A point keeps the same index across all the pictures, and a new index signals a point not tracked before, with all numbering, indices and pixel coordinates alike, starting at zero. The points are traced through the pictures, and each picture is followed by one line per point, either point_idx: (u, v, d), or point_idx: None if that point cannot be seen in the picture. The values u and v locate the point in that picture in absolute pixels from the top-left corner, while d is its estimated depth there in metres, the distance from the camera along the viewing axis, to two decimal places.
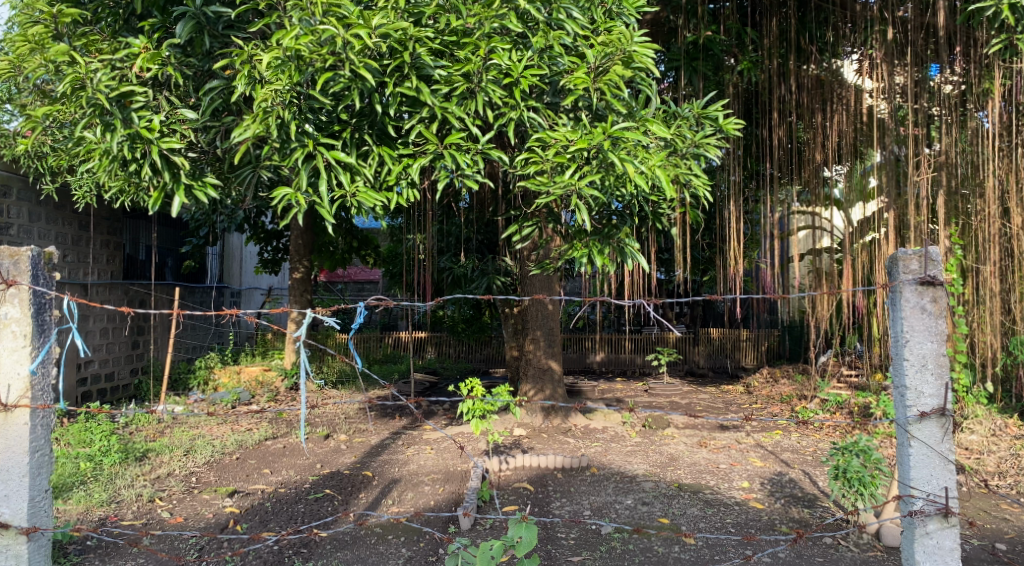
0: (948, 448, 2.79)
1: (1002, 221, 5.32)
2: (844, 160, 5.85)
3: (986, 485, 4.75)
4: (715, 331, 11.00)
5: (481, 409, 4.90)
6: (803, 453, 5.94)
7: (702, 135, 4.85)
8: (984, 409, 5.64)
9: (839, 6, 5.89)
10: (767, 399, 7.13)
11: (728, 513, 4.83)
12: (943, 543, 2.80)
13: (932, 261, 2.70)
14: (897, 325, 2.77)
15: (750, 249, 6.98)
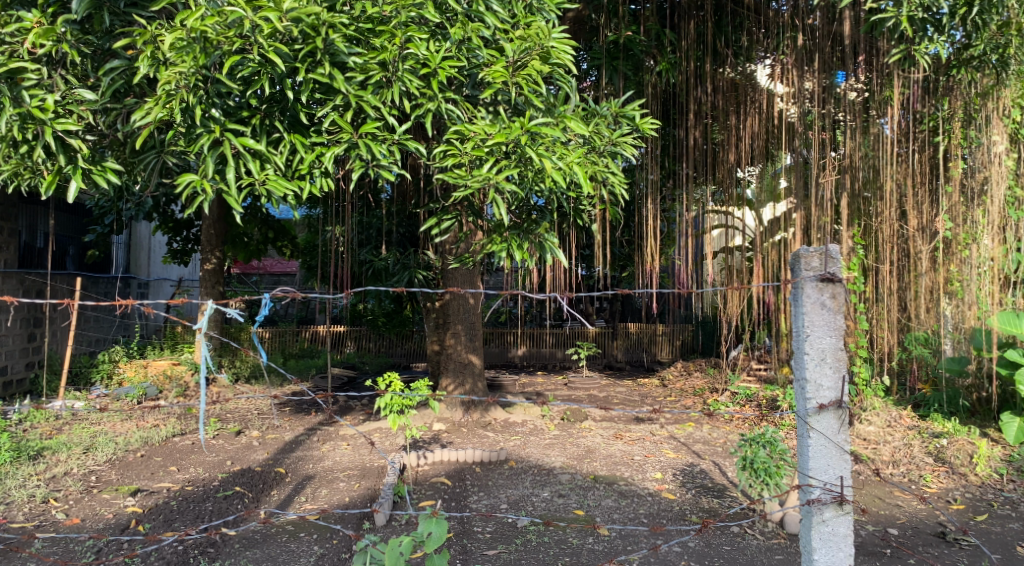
0: (844, 439, 2.94)
1: (898, 224, 5.58)
2: (755, 162, 6.05)
3: (881, 474, 4.99)
4: (633, 326, 11.19)
5: (399, 404, 4.85)
6: (713, 444, 6.09)
7: (619, 133, 4.96)
8: (881, 401, 5.90)
9: (752, 11, 6.08)
10: (681, 392, 7.30)
11: (640, 504, 4.94)
12: (838, 530, 2.97)
13: (832, 258, 2.83)
14: (799, 320, 2.89)
15: (667, 246, 7.10)
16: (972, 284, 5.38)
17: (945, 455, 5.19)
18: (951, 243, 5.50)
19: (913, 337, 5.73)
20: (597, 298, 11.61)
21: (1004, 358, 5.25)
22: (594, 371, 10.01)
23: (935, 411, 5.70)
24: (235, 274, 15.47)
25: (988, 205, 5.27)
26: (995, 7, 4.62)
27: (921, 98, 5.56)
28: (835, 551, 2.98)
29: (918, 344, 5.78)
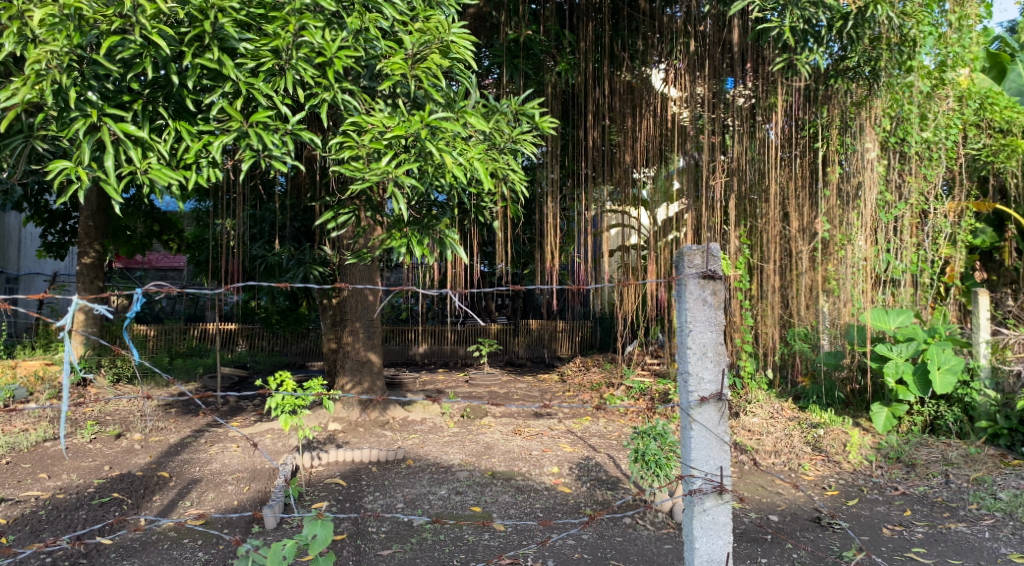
0: (724, 430, 3.05)
1: (782, 225, 5.85)
2: (650, 164, 6.19)
3: (762, 464, 5.22)
4: (534, 323, 11.32)
5: (291, 405, 4.70)
6: (609, 437, 6.21)
7: (519, 131, 4.95)
8: (765, 394, 6.19)
9: (648, 16, 6.19)
10: (579, 387, 7.42)
11: (537, 499, 4.99)
12: (717, 519, 3.08)
13: (713, 256, 2.93)
14: (682, 316, 2.99)
15: (566, 244, 7.18)
16: (846, 285, 5.70)
17: (821, 444, 5.50)
18: (829, 244, 5.82)
19: (795, 332, 6.05)
20: (499, 294, 11.64)
21: (874, 351, 5.60)
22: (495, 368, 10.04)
23: (814, 403, 6.02)
24: (117, 269, 14.65)
25: (861, 206, 5.64)
26: (868, 21, 4.96)
27: (803, 106, 5.82)
28: (715, 539, 3.10)
29: (799, 339, 6.09)
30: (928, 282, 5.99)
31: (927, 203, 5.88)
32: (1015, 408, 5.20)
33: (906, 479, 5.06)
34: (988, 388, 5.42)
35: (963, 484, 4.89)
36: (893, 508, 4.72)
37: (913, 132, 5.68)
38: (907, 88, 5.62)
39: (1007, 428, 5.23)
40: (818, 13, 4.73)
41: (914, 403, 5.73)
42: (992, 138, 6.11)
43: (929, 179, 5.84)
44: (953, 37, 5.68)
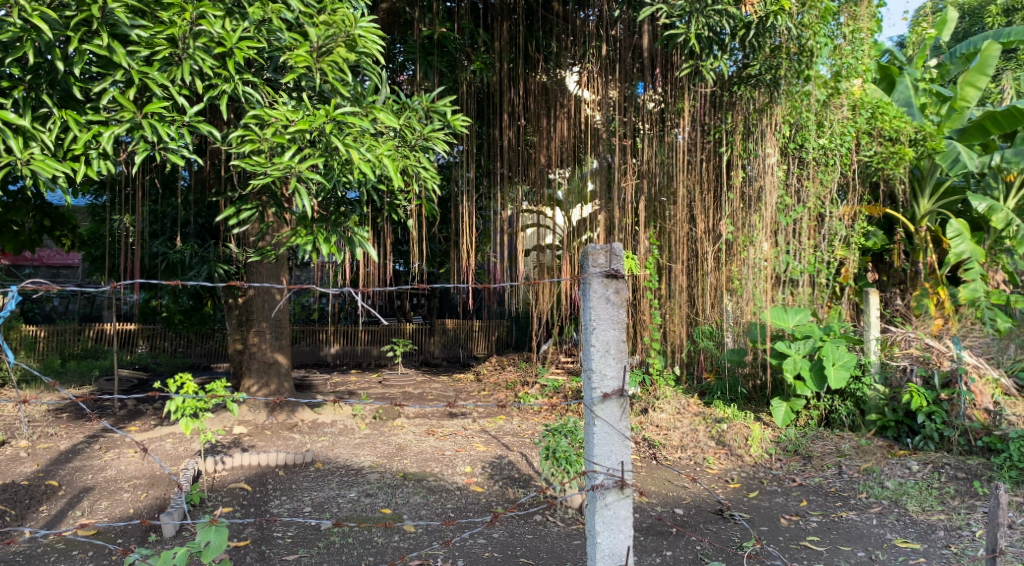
0: (626, 426, 3.10)
1: (689, 227, 6.04)
2: (564, 165, 6.30)
3: (667, 459, 5.35)
4: (449, 322, 11.16)
5: (192, 408, 4.45)
6: (522, 436, 6.25)
7: (431, 128, 4.91)
8: (672, 390, 6.35)
9: (562, 19, 6.25)
10: (494, 386, 7.43)
11: (448, 499, 4.96)
12: (619, 513, 3.13)
13: (616, 255, 2.98)
14: (587, 314, 3.02)
15: (481, 242, 7.16)
16: (748, 285, 5.94)
17: (725, 438, 5.69)
18: (733, 245, 6.04)
19: (700, 330, 6.29)
20: (414, 293, 11.44)
21: (773, 349, 5.85)
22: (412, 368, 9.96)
23: (718, 398, 6.23)
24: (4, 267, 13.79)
25: (762, 210, 5.85)
26: (768, 30, 5.19)
27: (709, 111, 6.07)
28: (616, 533, 3.15)
29: (705, 337, 6.28)
30: (824, 283, 6.26)
31: (823, 207, 6.15)
32: (901, 401, 5.50)
33: (803, 471, 5.28)
34: (877, 383, 5.71)
35: (854, 474, 5.14)
36: (791, 498, 4.92)
37: (811, 139, 5.93)
38: (806, 97, 5.81)
39: (895, 421, 5.54)
40: (722, 21, 4.89)
41: (811, 398, 5.99)
42: (882, 146, 6.40)
43: (824, 184, 6.10)
44: (846, 48, 5.91)
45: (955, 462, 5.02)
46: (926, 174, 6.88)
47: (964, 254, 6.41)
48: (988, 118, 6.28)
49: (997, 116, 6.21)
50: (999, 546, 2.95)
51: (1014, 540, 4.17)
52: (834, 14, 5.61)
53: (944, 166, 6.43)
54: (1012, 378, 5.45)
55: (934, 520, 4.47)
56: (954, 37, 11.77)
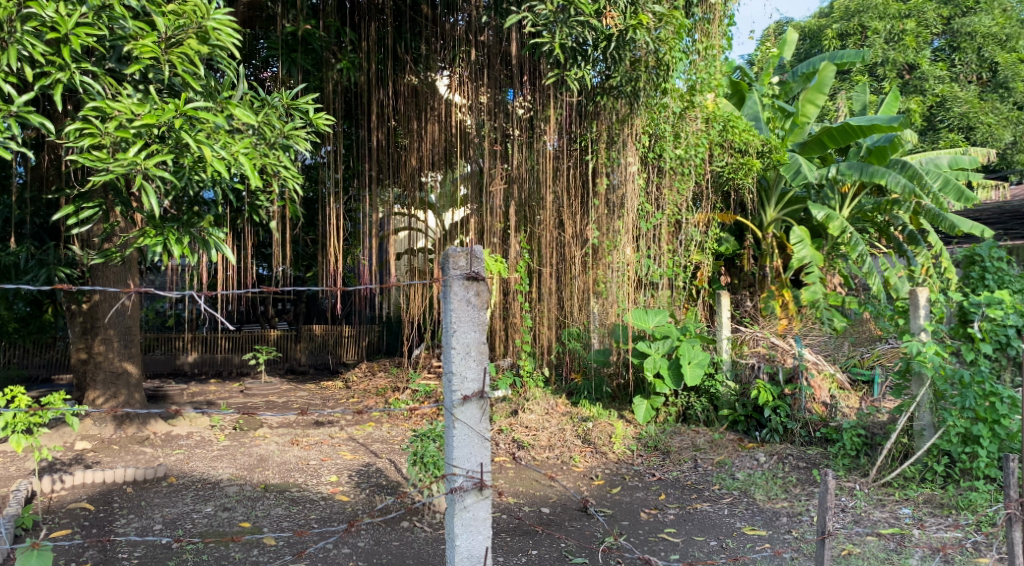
0: (485, 428, 3.11)
1: (557, 231, 6.24)
2: (436, 168, 6.40)
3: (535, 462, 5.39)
4: (318, 328, 10.84)
5: (24, 423, 4.00)
6: (391, 442, 6.16)
7: (292, 126, 4.76)
8: (541, 391, 6.48)
9: (432, 22, 6.22)
10: (363, 393, 7.30)
11: (312, 509, 4.81)
12: (478, 515, 3.13)
13: (477, 258, 2.99)
14: (447, 317, 3.01)
15: (351, 245, 7.02)
16: (613, 288, 6.21)
17: (590, 436, 5.88)
18: (598, 249, 6.26)
19: (568, 333, 6.46)
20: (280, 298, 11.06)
21: (636, 349, 6.17)
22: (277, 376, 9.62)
23: (585, 398, 6.43)
24: None
25: (624, 215, 6.12)
26: (627, 45, 5.34)
27: (575, 121, 6.23)
28: (475, 535, 3.15)
29: (573, 340, 6.46)
30: (682, 285, 6.63)
31: (680, 214, 6.48)
32: (750, 397, 5.86)
33: (662, 466, 5.52)
34: (729, 380, 6.05)
35: (708, 467, 5.43)
36: (650, 493, 5.12)
37: (668, 149, 6.22)
38: (663, 109, 6.13)
39: (744, 415, 5.90)
40: (584, 32, 5.03)
41: (670, 395, 6.29)
42: (733, 157, 6.82)
43: (680, 193, 6.44)
44: (701, 64, 6.24)
45: (797, 453, 5.43)
46: (772, 184, 7.38)
47: (805, 258, 6.92)
48: (825, 133, 6.79)
49: (832, 132, 6.73)
50: (827, 528, 2.99)
51: (845, 522, 4.53)
52: (687, 32, 5.91)
53: (788, 177, 6.91)
54: (846, 374, 5.90)
55: (778, 507, 4.77)
56: (798, 57, 12.69)
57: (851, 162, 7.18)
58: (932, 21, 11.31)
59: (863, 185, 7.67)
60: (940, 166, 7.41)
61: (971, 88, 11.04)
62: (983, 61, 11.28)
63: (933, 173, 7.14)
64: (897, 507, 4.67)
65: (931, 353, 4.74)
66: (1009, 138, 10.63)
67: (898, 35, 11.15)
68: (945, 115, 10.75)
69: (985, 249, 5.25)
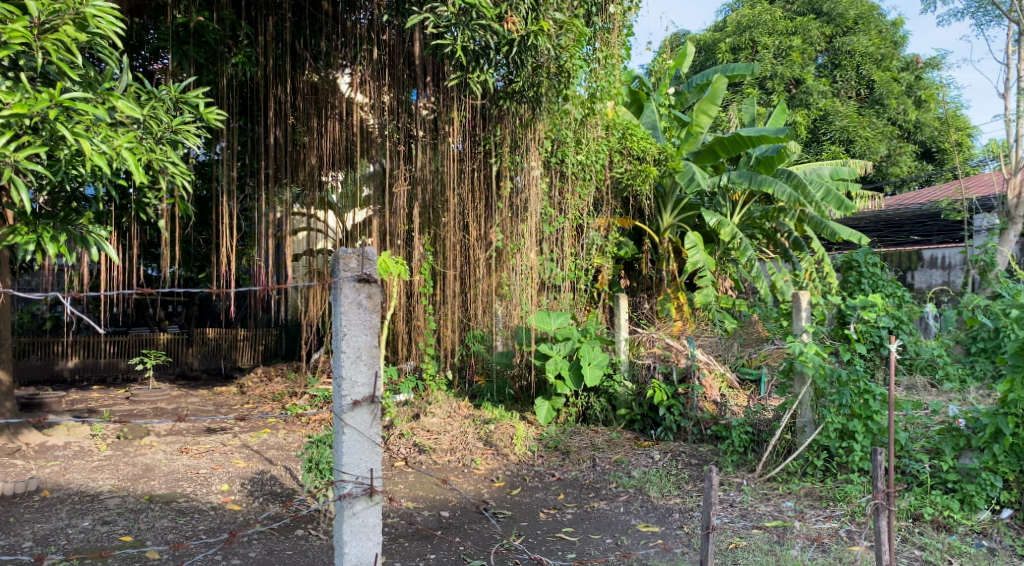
0: (375, 433, 3.06)
1: (461, 234, 6.26)
2: (337, 167, 6.23)
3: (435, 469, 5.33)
4: (210, 331, 10.44)
5: None
6: (287, 449, 6.00)
7: (181, 121, 4.56)
8: (444, 394, 6.47)
9: (332, 19, 6.05)
10: (259, 399, 7.08)
11: (200, 520, 4.61)
12: (367, 521, 3.07)
13: (368, 260, 2.94)
14: (337, 321, 2.94)
15: (246, 246, 6.83)
16: (516, 290, 6.23)
17: (492, 438, 5.90)
18: (502, 252, 6.31)
19: (471, 335, 6.47)
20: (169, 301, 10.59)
21: (538, 350, 6.25)
22: (166, 382, 9.20)
23: (487, 400, 6.47)
24: None
25: (528, 218, 6.15)
26: (529, 50, 5.37)
27: (480, 124, 6.26)
28: (364, 542, 3.08)
29: (475, 342, 6.48)
30: (583, 288, 6.76)
31: (582, 218, 6.64)
32: (646, 396, 6.06)
33: (562, 466, 5.62)
34: (626, 380, 6.23)
35: (606, 466, 5.55)
36: (550, 493, 5.19)
37: (570, 154, 6.34)
38: (565, 115, 6.19)
39: (641, 414, 6.10)
40: (486, 36, 5.02)
41: (570, 396, 6.39)
42: (632, 165, 6.99)
43: (582, 197, 6.58)
44: (601, 72, 6.33)
45: (689, 450, 5.63)
46: (668, 191, 7.60)
47: (699, 263, 7.16)
48: (718, 143, 7.07)
49: (724, 142, 7.02)
50: (711, 522, 2.98)
51: (732, 516, 4.73)
52: (587, 40, 6.01)
53: (683, 184, 7.16)
54: (735, 373, 6.12)
55: (671, 503, 4.92)
56: (694, 69, 13.18)
57: (741, 171, 7.53)
58: (816, 39, 12.01)
59: (752, 194, 8.06)
60: (822, 176, 7.86)
61: (850, 104, 11.76)
62: (861, 78, 12.03)
63: (816, 183, 7.48)
64: (781, 500, 4.89)
65: (811, 354, 4.96)
66: (883, 151, 11.31)
67: (785, 51, 11.81)
68: (828, 128, 11.38)
69: (861, 255, 5.67)
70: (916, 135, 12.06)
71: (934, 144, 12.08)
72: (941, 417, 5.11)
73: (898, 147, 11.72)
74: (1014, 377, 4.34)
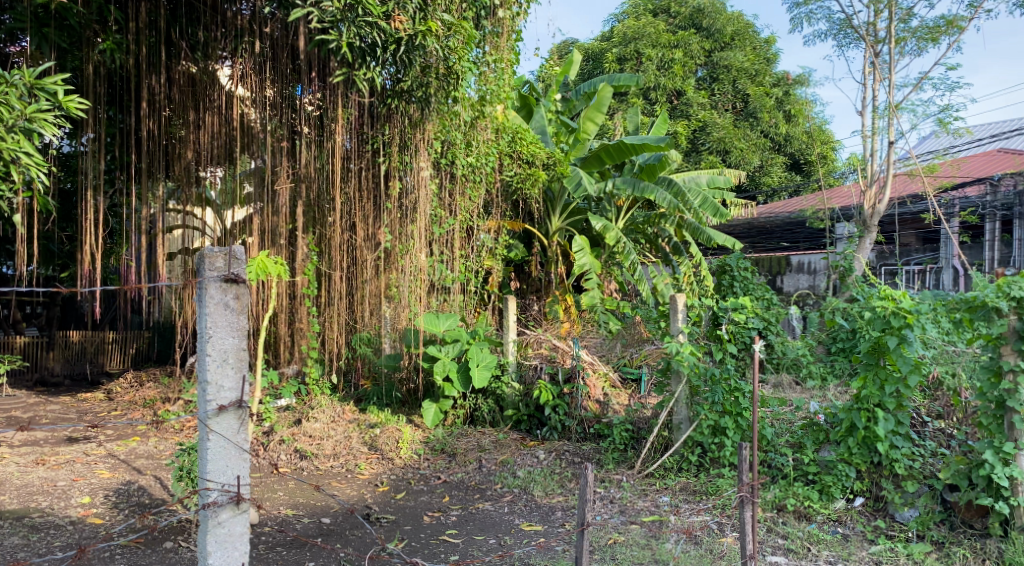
0: (243, 439, 2.93)
1: (348, 234, 6.14)
2: (216, 163, 5.94)
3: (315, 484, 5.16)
4: (75, 334, 9.85)
5: None
6: (158, 457, 5.71)
7: (37, 108, 4.20)
8: (327, 398, 6.35)
9: (209, 7, 5.78)
10: (129, 405, 6.71)
11: (56, 536, 4.30)
12: (234, 530, 2.93)
13: (236, 260, 2.82)
14: (201, 321, 2.80)
15: (115, 244, 6.47)
16: (404, 292, 6.18)
17: (377, 442, 5.83)
18: (392, 253, 6.25)
19: (357, 339, 6.38)
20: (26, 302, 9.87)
21: (426, 353, 6.22)
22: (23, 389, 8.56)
23: (373, 404, 6.40)
24: None
25: (416, 220, 6.17)
26: (417, 48, 5.29)
27: (368, 122, 6.12)
28: (231, 551, 2.94)
29: (362, 345, 6.40)
30: (473, 290, 6.83)
31: (471, 220, 6.72)
32: (532, 396, 6.16)
33: (448, 468, 5.61)
34: (514, 381, 6.33)
35: (491, 466, 5.58)
36: (435, 495, 5.16)
37: (460, 156, 6.36)
38: (454, 116, 6.13)
39: (527, 414, 6.19)
40: (372, 33, 4.92)
41: (457, 398, 6.40)
42: (522, 169, 7.20)
43: (472, 199, 6.68)
44: (491, 76, 6.38)
45: (573, 448, 5.75)
46: (557, 196, 7.78)
47: (586, 266, 7.37)
48: (604, 150, 7.26)
49: (609, 149, 7.20)
50: (587, 519, 2.90)
51: (612, 512, 4.86)
52: (476, 43, 6.00)
53: (570, 189, 7.33)
54: (617, 373, 6.26)
55: (554, 502, 5.01)
56: (582, 77, 13.51)
57: (625, 177, 7.80)
58: (696, 53, 12.56)
59: (635, 200, 8.38)
60: (700, 184, 8.29)
61: (726, 117, 12.40)
62: (737, 92, 12.66)
63: (694, 191, 7.74)
64: (658, 496, 5.06)
65: (687, 353, 5.17)
66: (755, 162, 12.05)
67: (667, 64, 12.33)
68: (705, 139, 11.97)
69: (733, 260, 5.98)
70: (786, 147, 12.79)
71: (803, 156, 12.86)
72: (803, 413, 5.45)
73: (770, 158, 12.57)
74: (868, 374, 4.70)
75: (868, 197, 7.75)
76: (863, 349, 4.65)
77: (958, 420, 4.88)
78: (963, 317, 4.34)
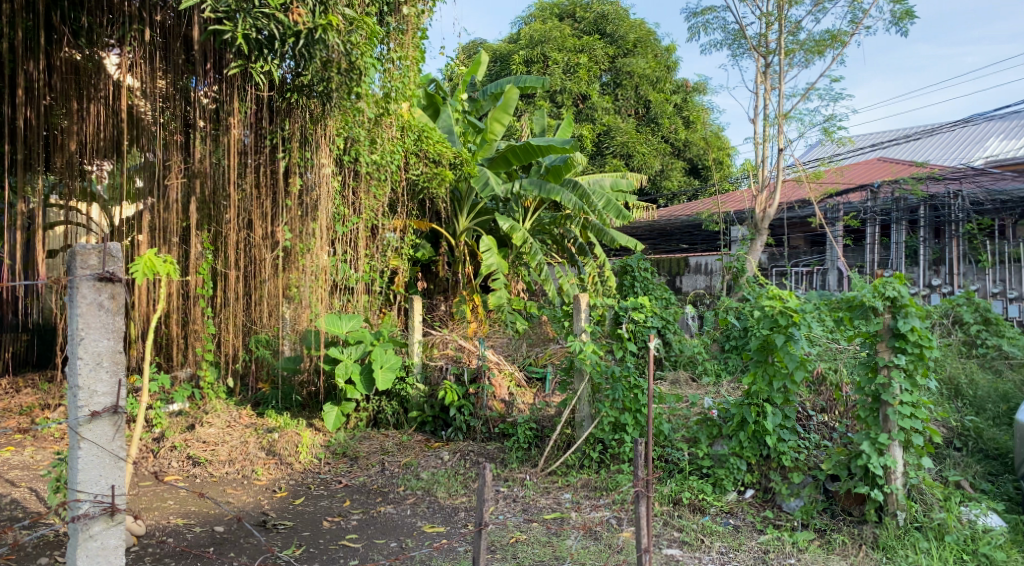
0: (119, 447, 2.76)
1: (246, 232, 5.92)
2: (103, 156, 5.71)
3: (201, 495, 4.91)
4: None
5: None
6: (34, 468, 5.36)
7: None
8: (223, 403, 6.14)
9: None
10: (2, 414, 6.27)
11: None
12: (107, 543, 2.75)
13: (112, 257, 2.67)
14: (72, 323, 2.63)
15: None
16: (306, 292, 6.04)
17: (276, 447, 5.63)
18: (292, 252, 6.10)
19: (256, 340, 6.21)
20: None
21: (327, 354, 6.11)
22: None
23: (272, 409, 6.23)
24: None
25: (317, 218, 6.06)
26: (317, 44, 5.07)
27: (267, 117, 5.96)
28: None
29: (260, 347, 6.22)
30: (378, 291, 6.79)
31: (375, 219, 6.66)
32: (437, 397, 6.14)
33: (349, 472, 5.51)
34: (418, 382, 6.30)
35: (395, 469, 5.52)
36: (335, 500, 5.05)
37: (363, 153, 6.30)
38: (358, 113, 6.05)
39: (432, 416, 6.16)
40: (269, 26, 4.73)
41: (360, 401, 6.31)
42: (427, 167, 7.18)
43: (376, 198, 6.62)
44: (396, 73, 6.36)
45: (478, 448, 5.75)
46: (464, 196, 7.84)
47: (493, 266, 7.40)
48: (509, 151, 7.33)
49: (516, 150, 7.27)
50: (484, 518, 2.85)
51: (514, 511, 4.88)
52: (378, 39, 5.93)
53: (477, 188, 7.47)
54: (523, 373, 6.28)
55: (457, 503, 4.99)
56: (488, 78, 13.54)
57: (531, 178, 7.89)
58: (599, 58, 12.82)
59: (542, 202, 8.51)
60: (604, 187, 8.46)
61: (629, 122, 12.73)
62: (639, 98, 12.99)
63: (598, 193, 7.95)
64: (559, 493, 5.13)
65: (589, 352, 5.28)
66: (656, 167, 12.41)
67: (573, 68, 12.56)
68: (609, 143, 12.26)
69: (634, 261, 6.09)
70: (685, 152, 13.19)
71: (700, 161, 13.26)
72: (697, 409, 5.65)
73: (669, 163, 12.89)
74: (757, 371, 4.90)
75: (760, 201, 8.13)
76: (753, 346, 4.86)
77: (841, 414, 5.18)
78: (844, 315, 4.60)
